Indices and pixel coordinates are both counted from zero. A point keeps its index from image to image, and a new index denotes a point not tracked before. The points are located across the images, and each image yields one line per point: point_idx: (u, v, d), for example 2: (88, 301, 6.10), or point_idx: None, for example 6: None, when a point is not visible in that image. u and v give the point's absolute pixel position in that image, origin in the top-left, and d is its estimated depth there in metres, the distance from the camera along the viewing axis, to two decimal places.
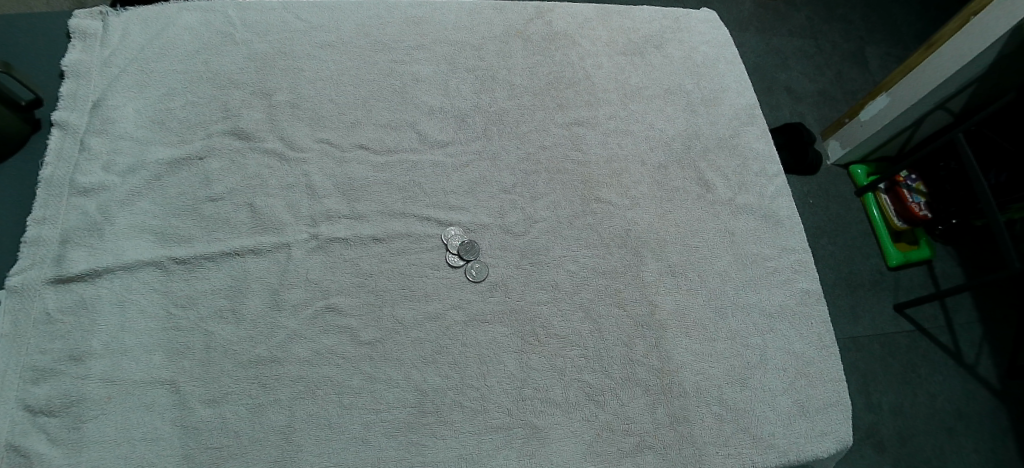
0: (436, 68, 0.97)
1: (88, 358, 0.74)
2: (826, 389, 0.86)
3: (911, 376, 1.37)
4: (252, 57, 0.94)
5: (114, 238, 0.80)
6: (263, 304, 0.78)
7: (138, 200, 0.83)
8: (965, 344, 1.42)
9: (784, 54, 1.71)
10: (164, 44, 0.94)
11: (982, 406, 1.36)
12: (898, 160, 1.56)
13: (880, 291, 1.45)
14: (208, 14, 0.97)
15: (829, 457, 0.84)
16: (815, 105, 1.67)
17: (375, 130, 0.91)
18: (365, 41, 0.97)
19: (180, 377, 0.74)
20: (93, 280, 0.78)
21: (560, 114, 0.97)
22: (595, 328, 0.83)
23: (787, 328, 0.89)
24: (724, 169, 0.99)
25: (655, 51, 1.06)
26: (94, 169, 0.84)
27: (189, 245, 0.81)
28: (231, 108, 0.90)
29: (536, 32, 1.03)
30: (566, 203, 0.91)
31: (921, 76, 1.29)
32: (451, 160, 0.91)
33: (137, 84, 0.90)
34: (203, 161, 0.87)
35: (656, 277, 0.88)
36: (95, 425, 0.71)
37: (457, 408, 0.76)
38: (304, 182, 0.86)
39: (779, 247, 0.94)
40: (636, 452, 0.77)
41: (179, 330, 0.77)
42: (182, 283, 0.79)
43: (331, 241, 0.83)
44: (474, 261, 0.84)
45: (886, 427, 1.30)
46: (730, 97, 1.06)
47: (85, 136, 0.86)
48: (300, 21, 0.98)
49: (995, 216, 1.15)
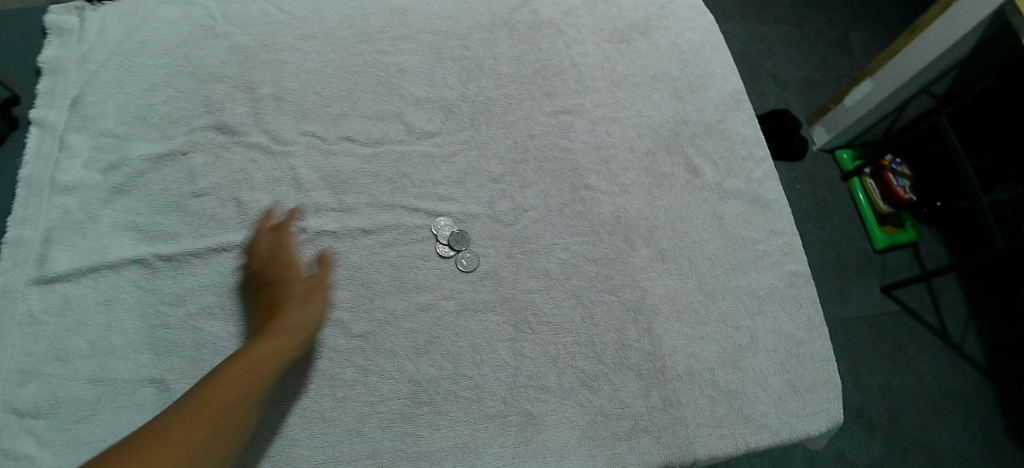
0: (421, 58, 0.96)
1: (76, 358, 0.73)
2: (816, 369, 0.87)
3: (899, 355, 1.39)
4: (234, 50, 0.93)
5: (98, 236, 0.79)
6: (253, 300, 0.78)
7: (121, 198, 0.82)
8: (951, 324, 1.44)
9: (768, 41, 1.72)
10: (143, 38, 0.92)
11: (969, 383, 1.39)
12: (884, 144, 1.58)
13: (866, 273, 1.47)
14: (188, 7, 0.96)
15: (821, 436, 0.85)
16: (800, 92, 1.68)
17: (361, 121, 0.90)
18: (349, 32, 0.96)
19: (170, 374, 0.73)
20: (78, 279, 0.77)
21: (547, 102, 0.97)
22: (587, 315, 0.83)
23: (778, 309, 0.90)
24: (711, 154, 0.99)
25: (641, 39, 1.06)
26: (75, 167, 0.83)
27: (175, 242, 0.80)
28: (214, 102, 0.89)
29: (521, 21, 1.03)
30: (556, 191, 0.91)
31: (906, 60, 1.30)
32: (440, 150, 0.90)
33: (117, 79, 0.89)
34: (186, 156, 0.85)
35: (647, 263, 0.88)
36: (85, 425, 0.70)
37: (452, 398, 0.76)
38: (291, 176, 0.85)
39: (767, 230, 0.95)
40: (631, 436, 0.77)
41: (167, 327, 0.76)
42: (168, 280, 0.78)
43: (320, 235, 0.82)
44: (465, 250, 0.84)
45: (875, 406, 1.33)
46: (717, 83, 1.06)
47: (66, 134, 0.84)
48: (282, 13, 0.96)
49: (979, 199, 1.16)
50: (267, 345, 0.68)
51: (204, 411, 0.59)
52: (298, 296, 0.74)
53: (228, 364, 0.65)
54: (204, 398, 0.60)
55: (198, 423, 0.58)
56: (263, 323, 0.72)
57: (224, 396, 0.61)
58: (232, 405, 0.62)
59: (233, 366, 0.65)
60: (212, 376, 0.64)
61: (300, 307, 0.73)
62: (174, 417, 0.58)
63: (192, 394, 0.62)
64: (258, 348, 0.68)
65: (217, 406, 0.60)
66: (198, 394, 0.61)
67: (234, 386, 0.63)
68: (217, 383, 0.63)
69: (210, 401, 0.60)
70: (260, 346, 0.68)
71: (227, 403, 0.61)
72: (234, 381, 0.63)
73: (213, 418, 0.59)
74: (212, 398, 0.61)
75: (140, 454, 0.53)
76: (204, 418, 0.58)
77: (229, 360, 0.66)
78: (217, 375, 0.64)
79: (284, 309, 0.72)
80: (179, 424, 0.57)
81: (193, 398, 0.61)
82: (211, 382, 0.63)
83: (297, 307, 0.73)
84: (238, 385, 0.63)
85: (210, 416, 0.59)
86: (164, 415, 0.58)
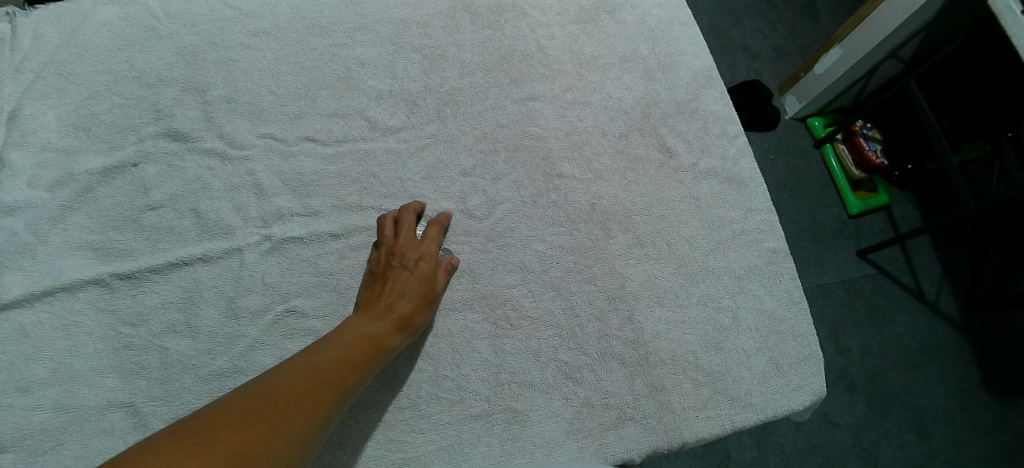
0: (381, 50, 0.92)
1: (37, 388, 0.69)
2: (798, 344, 0.87)
3: (878, 320, 1.41)
4: (181, 52, 0.87)
5: (49, 257, 0.75)
6: (220, 314, 0.75)
7: (71, 215, 0.77)
8: (926, 283, 1.47)
9: (738, 13, 1.71)
10: (82, 43, 0.86)
11: (946, 343, 1.42)
12: (854, 110, 1.58)
13: (843, 241, 1.49)
14: (128, 7, 0.90)
15: (805, 409, 0.86)
16: (772, 63, 1.67)
17: (321, 120, 0.86)
18: (302, 26, 0.91)
19: (138, 397, 0.70)
20: (31, 304, 0.72)
21: (515, 89, 0.94)
22: (567, 306, 0.82)
23: (757, 287, 0.90)
24: (684, 133, 0.98)
25: (608, 18, 1.03)
26: (19, 185, 0.78)
27: (133, 259, 0.76)
28: (163, 107, 0.84)
29: (483, 5, 0.99)
30: (528, 181, 0.88)
31: (872, 25, 1.29)
32: (406, 146, 0.87)
33: (56, 89, 0.83)
34: (138, 167, 0.81)
35: (624, 250, 0.87)
36: (51, 457, 0.67)
37: (434, 401, 0.74)
38: (250, 182, 0.82)
39: (744, 208, 0.94)
40: (618, 425, 0.77)
41: (131, 348, 0.72)
42: (128, 299, 0.74)
43: (286, 242, 0.79)
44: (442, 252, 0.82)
45: (856, 370, 1.35)
46: (687, 60, 1.04)
47: (4, 151, 0.79)
48: (229, 9, 0.91)
49: (949, 160, 1.17)
50: (378, 335, 0.68)
51: (307, 389, 0.60)
52: (417, 288, 0.74)
53: (341, 343, 0.66)
54: (311, 375, 0.61)
55: (299, 401, 0.58)
56: (379, 302, 0.72)
57: (327, 379, 0.62)
58: (333, 391, 0.62)
59: (343, 348, 0.65)
60: (326, 351, 0.65)
61: (414, 304, 0.73)
62: (281, 386, 0.59)
63: (301, 364, 0.62)
64: (371, 333, 0.68)
65: (317, 389, 0.60)
66: (308, 367, 0.62)
67: (340, 373, 0.63)
68: (325, 363, 0.63)
69: (314, 379, 0.61)
70: (373, 336, 0.68)
71: (327, 389, 0.61)
72: (343, 366, 0.64)
73: (313, 401, 0.59)
74: (317, 378, 0.61)
75: (241, 420, 0.54)
76: (303, 397, 0.59)
77: (346, 338, 0.67)
78: (329, 354, 0.64)
79: (401, 298, 0.72)
80: (281, 395, 0.58)
81: (302, 370, 0.62)
82: (319, 361, 0.63)
83: (413, 303, 0.73)
84: (342, 373, 0.63)
85: (310, 397, 0.59)
86: (272, 379, 0.60)
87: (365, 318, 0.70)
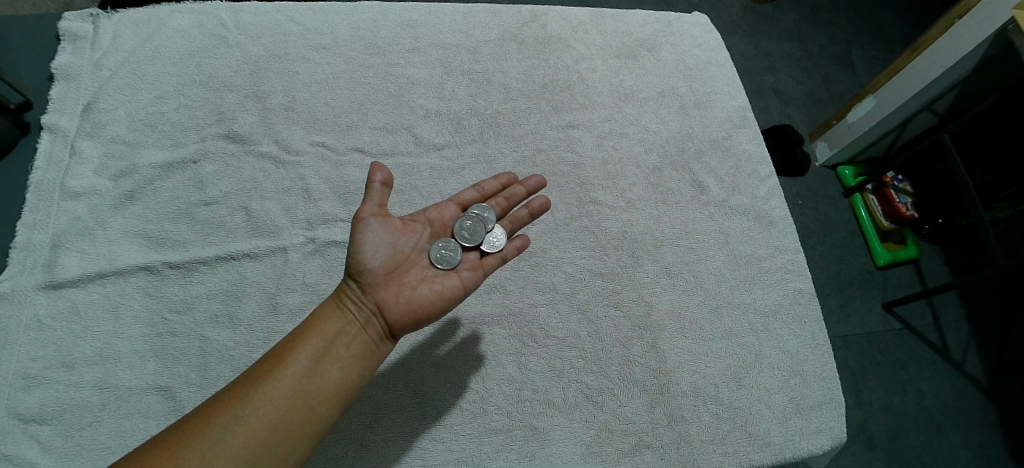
0: (431, 71, 0.97)
1: (81, 365, 0.73)
2: (820, 386, 0.87)
3: (901, 372, 1.39)
4: (246, 61, 0.94)
5: (107, 242, 0.80)
6: (260, 309, 0.78)
7: (131, 205, 0.83)
8: (953, 341, 1.44)
9: (772, 57, 1.74)
10: (157, 46, 0.93)
11: (972, 401, 1.38)
12: (885, 161, 1.58)
13: (868, 290, 1.47)
14: (201, 17, 0.96)
15: (824, 454, 0.85)
16: (803, 107, 1.69)
17: (371, 133, 0.91)
18: (360, 45, 0.97)
19: (175, 382, 0.73)
20: (84, 285, 0.77)
21: (556, 117, 0.98)
22: (593, 330, 0.83)
23: (782, 326, 0.90)
24: (716, 170, 1.00)
25: (648, 55, 1.07)
26: (86, 173, 0.84)
27: (185, 249, 0.81)
28: (225, 111, 0.90)
29: (529, 36, 1.04)
30: (563, 205, 0.91)
31: (908, 79, 1.31)
32: (449, 163, 0.91)
33: (129, 86, 0.89)
34: (197, 164, 0.86)
35: (652, 278, 0.88)
36: (89, 432, 0.70)
37: (457, 411, 0.75)
38: (301, 185, 0.86)
39: (772, 247, 0.96)
40: (634, 452, 0.77)
41: (174, 334, 0.76)
42: (176, 287, 0.78)
43: (329, 245, 0.83)
44: (517, 223, 0.78)
45: (877, 422, 1.32)
46: (723, 100, 1.07)
47: (77, 140, 0.85)
48: (294, 24, 0.97)
49: (981, 216, 1.16)
50: (342, 323, 0.63)
51: (233, 444, 0.52)
52: (365, 223, 0.65)
53: (311, 332, 0.62)
54: (242, 422, 0.54)
55: (220, 460, 0.51)
56: (344, 287, 0.66)
57: (268, 421, 0.55)
58: (277, 436, 0.54)
59: (309, 336, 0.61)
60: (269, 378, 0.57)
61: (369, 246, 0.65)
62: (198, 442, 0.52)
63: (232, 403, 0.55)
64: (337, 320, 0.63)
65: (252, 441, 0.53)
66: (239, 410, 0.54)
67: (289, 405, 0.56)
68: (267, 397, 0.56)
69: (248, 425, 0.54)
70: (340, 324, 0.63)
71: (268, 434, 0.54)
72: (293, 395, 0.57)
73: (247, 457, 0.52)
74: (251, 423, 0.54)
75: (204, 413, 0.54)
76: (229, 455, 0.52)
77: (315, 329, 0.62)
78: (274, 384, 0.57)
79: (353, 245, 0.65)
80: (195, 454, 0.51)
81: (230, 415, 0.54)
82: (259, 393, 0.56)
83: (360, 238, 0.65)
84: (292, 406, 0.56)
85: (239, 455, 0.52)
86: (195, 425, 0.53)
87: (336, 306, 0.64)
